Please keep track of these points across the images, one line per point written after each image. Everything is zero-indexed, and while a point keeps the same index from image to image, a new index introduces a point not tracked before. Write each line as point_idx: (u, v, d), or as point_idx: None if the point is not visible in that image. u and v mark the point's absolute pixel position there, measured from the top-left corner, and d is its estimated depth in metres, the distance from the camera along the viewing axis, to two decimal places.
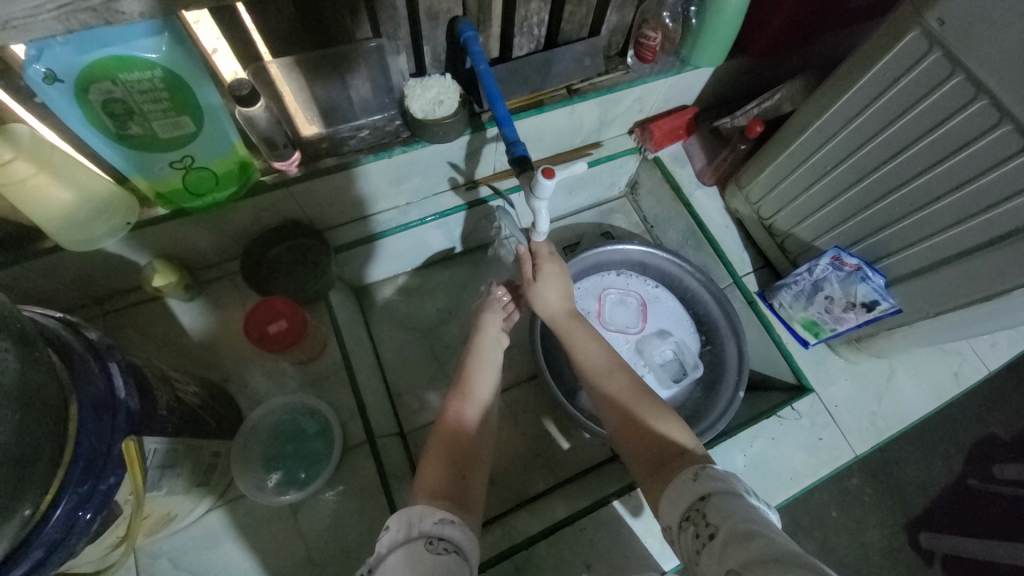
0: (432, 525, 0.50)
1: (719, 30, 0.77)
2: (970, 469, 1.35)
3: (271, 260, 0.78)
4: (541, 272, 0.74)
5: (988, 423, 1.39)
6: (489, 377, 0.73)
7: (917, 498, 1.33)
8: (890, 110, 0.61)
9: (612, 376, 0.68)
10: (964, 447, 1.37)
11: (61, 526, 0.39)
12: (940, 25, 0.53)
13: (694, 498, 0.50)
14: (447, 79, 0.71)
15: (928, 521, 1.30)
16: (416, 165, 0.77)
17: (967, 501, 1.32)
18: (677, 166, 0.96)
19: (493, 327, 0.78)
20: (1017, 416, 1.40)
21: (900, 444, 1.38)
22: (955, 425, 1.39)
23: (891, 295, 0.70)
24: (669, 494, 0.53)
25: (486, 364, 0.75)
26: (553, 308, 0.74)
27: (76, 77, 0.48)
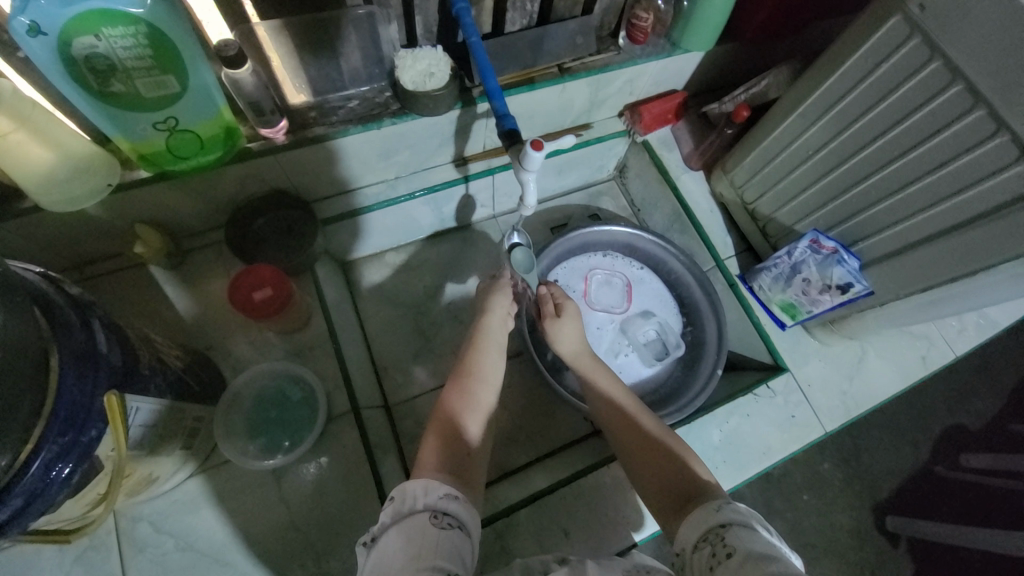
0: (437, 499, 0.51)
1: (710, 13, 0.78)
2: (937, 457, 1.41)
3: (256, 230, 0.77)
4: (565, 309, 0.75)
5: (955, 414, 1.45)
6: (490, 355, 0.73)
7: (885, 483, 1.38)
8: (869, 97, 0.63)
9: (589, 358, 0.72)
10: (933, 436, 1.43)
11: (39, 477, 0.39)
12: (921, 10, 0.54)
13: (714, 523, 0.52)
14: (439, 51, 0.71)
15: (896, 506, 1.36)
16: (406, 138, 0.77)
17: (933, 488, 1.38)
18: (665, 149, 0.97)
19: (496, 318, 0.75)
20: (982, 408, 1.46)
21: (872, 432, 1.43)
22: (925, 414, 1.45)
23: (865, 277, 0.72)
24: (690, 523, 0.54)
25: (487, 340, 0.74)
26: (570, 348, 0.75)
27: (59, 30, 0.47)
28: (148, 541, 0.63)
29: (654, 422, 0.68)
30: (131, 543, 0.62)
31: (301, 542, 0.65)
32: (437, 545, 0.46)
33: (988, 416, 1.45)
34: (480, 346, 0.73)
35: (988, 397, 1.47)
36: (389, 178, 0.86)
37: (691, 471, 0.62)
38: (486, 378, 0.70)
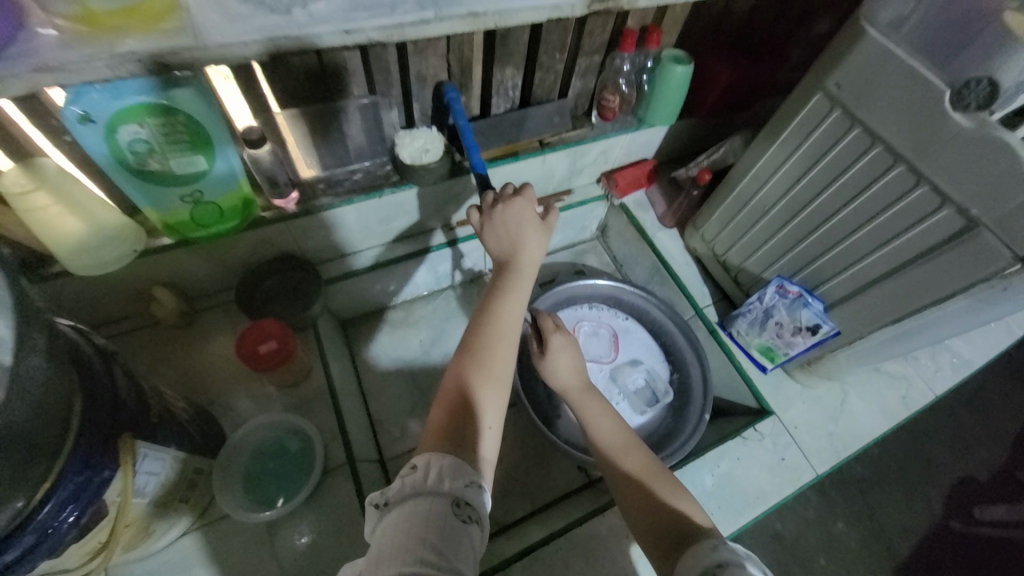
0: (462, 486, 0.48)
1: (667, 93, 0.90)
2: (951, 511, 1.37)
3: (262, 290, 0.82)
4: (551, 346, 0.76)
5: (963, 465, 1.43)
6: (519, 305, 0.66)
7: (903, 542, 1.33)
8: (809, 157, 0.72)
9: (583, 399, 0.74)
10: (944, 489, 1.40)
11: (48, 518, 0.42)
12: (838, 88, 0.65)
13: (711, 564, 0.53)
14: (434, 131, 0.82)
15: (917, 567, 1.30)
16: (404, 206, 0.86)
17: (952, 545, 1.33)
18: (640, 210, 1.07)
19: (521, 283, 0.67)
20: (989, 457, 1.44)
21: (881, 487, 1.40)
22: (933, 465, 1.42)
23: (829, 317, 0.78)
24: (687, 555, 0.56)
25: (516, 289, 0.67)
26: (564, 381, 0.75)
27: (107, 119, 0.56)
28: None
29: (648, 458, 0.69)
30: None
31: None
32: (452, 541, 0.44)
33: (996, 465, 1.43)
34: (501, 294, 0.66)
35: (992, 445, 1.46)
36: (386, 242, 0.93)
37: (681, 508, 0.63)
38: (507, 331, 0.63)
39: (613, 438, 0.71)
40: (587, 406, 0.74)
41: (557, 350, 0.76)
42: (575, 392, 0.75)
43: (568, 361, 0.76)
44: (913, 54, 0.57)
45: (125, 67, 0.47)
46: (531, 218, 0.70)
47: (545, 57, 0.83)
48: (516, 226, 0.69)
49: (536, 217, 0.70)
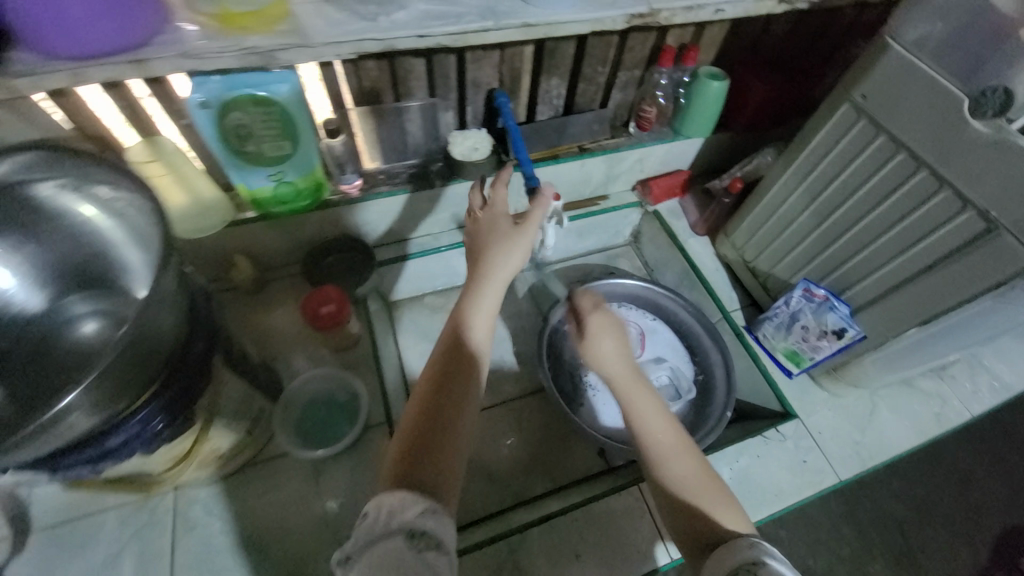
0: (415, 515, 0.47)
1: (703, 106, 0.96)
2: (998, 559, 1.28)
3: (323, 267, 0.92)
4: (590, 332, 0.73)
5: (1016, 513, 1.34)
6: (487, 310, 0.64)
7: None
8: (835, 165, 0.76)
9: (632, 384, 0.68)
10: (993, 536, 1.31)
11: (142, 420, 0.51)
12: (863, 99, 0.69)
13: (744, 560, 0.51)
14: (482, 132, 0.91)
15: None
16: (453, 199, 0.95)
17: None
18: (673, 218, 1.12)
19: (489, 290, 0.65)
20: None
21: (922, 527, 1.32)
22: (981, 510, 1.34)
23: (856, 321, 0.79)
24: (718, 553, 0.54)
25: (489, 291, 0.65)
26: (609, 365, 0.70)
27: (220, 105, 0.67)
28: (200, 522, 0.70)
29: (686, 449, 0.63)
30: (185, 522, 0.70)
31: (331, 537, 0.71)
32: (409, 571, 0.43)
33: None
34: (465, 302, 0.64)
35: None
36: (435, 232, 1.03)
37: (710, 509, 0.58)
38: (474, 341, 0.62)
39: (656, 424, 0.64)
40: (632, 392, 0.67)
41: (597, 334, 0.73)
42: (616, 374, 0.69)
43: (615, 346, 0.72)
44: (935, 66, 0.61)
45: (248, 58, 0.57)
46: (501, 227, 0.69)
47: (588, 69, 0.91)
48: (489, 237, 0.68)
49: (506, 223, 0.69)
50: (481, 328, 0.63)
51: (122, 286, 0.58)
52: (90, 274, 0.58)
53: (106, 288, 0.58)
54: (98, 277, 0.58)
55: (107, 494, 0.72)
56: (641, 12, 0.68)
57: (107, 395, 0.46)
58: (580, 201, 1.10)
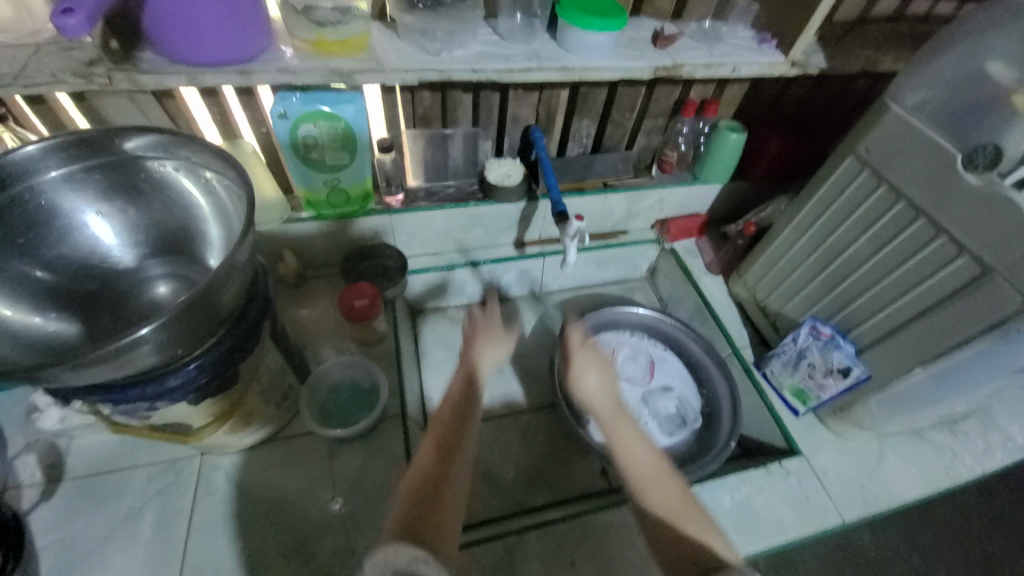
0: (408, 562, 0.46)
1: (722, 153, 1.04)
2: None
3: (360, 268, 0.99)
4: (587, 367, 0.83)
5: None
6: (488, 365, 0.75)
7: None
8: (839, 211, 0.82)
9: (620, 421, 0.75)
10: None
11: (195, 369, 0.58)
12: (866, 151, 0.75)
13: None
14: (516, 162, 1.01)
15: None
16: (482, 218, 1.04)
17: None
18: (689, 257, 1.17)
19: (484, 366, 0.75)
20: None
21: None
22: None
23: (860, 361, 0.82)
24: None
25: (491, 351, 0.76)
26: (597, 397, 0.80)
27: (296, 116, 0.78)
28: (219, 487, 0.75)
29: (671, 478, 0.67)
30: (206, 485, 0.75)
31: (339, 516, 0.74)
32: None
33: None
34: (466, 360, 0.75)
35: None
36: (464, 249, 1.11)
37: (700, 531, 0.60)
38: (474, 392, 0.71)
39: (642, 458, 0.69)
40: (618, 432, 0.73)
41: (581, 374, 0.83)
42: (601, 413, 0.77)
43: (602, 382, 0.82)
44: (928, 125, 0.68)
45: (330, 76, 0.68)
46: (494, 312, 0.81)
47: (616, 114, 1.01)
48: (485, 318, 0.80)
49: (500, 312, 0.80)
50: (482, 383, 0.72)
51: (198, 256, 0.70)
52: (174, 243, 0.70)
53: (183, 256, 0.70)
54: (179, 245, 0.70)
55: (138, 452, 0.77)
56: (665, 65, 0.78)
57: (176, 339, 0.53)
58: (601, 233, 1.17)
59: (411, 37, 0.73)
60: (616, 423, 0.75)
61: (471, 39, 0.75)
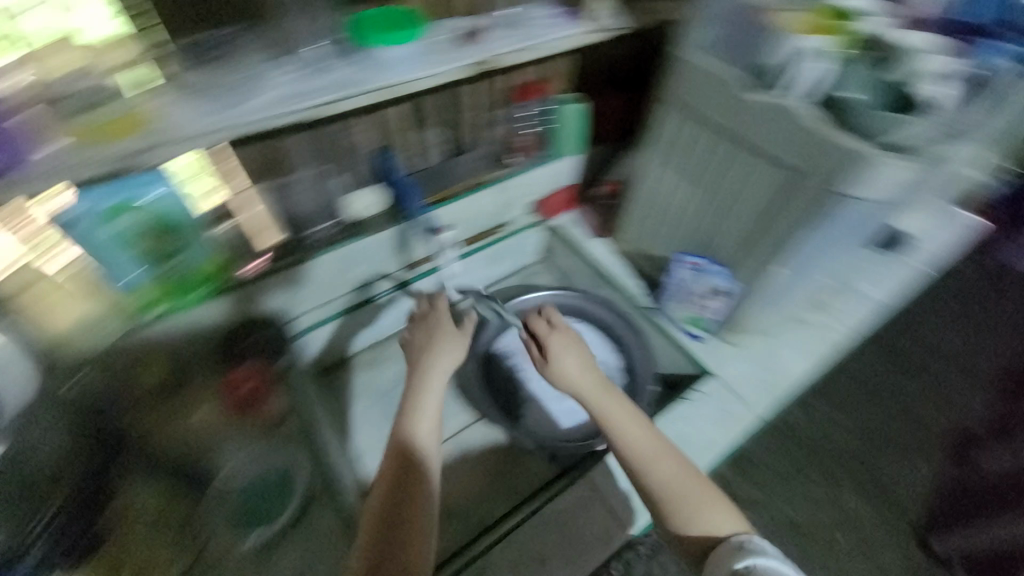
0: None
1: (573, 126, 1.10)
2: (953, 466, 1.46)
3: (239, 351, 0.91)
4: (550, 349, 0.86)
5: (961, 422, 1.53)
6: (432, 392, 0.80)
7: (912, 504, 1.42)
8: (674, 154, 0.88)
9: (606, 398, 0.79)
10: (942, 446, 1.49)
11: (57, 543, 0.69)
12: (675, 94, 0.82)
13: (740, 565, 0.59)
14: (379, 189, 0.98)
15: (933, 526, 1.38)
16: (359, 254, 0.99)
17: (952, 493, 1.42)
18: (573, 227, 1.22)
19: (439, 375, 0.83)
20: (971, 405, 1.56)
21: (884, 456, 1.48)
22: (928, 427, 1.52)
23: (733, 276, 0.91)
24: (712, 563, 0.62)
25: (427, 377, 0.82)
26: (574, 380, 0.82)
27: (108, 211, 0.66)
28: None
29: (663, 443, 0.74)
30: None
31: None
32: None
33: (981, 412, 1.54)
34: (415, 392, 0.80)
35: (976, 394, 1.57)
36: (351, 290, 1.05)
37: (699, 498, 0.68)
38: (428, 416, 0.77)
39: (637, 425, 0.75)
40: (604, 408, 0.78)
41: (562, 346, 0.86)
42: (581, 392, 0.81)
43: (574, 359, 0.84)
44: (715, 57, 0.75)
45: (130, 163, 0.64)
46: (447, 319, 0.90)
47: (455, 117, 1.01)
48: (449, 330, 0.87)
49: (449, 321, 0.90)
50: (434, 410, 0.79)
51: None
52: None
53: None
54: None
55: None
56: (478, 61, 0.78)
57: None
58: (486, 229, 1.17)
59: (195, 98, 0.67)
60: (602, 412, 0.77)
61: (268, 85, 0.70)
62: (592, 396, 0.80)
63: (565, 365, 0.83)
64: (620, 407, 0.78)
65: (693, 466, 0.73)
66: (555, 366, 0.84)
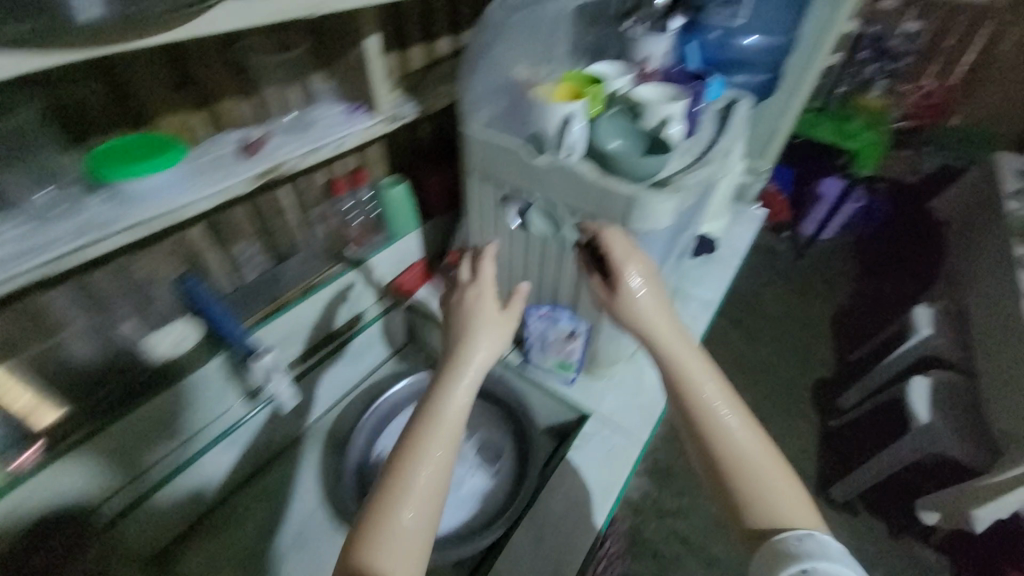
0: None
1: (400, 206, 1.09)
2: (824, 414, 1.91)
3: (46, 546, 0.72)
4: (627, 280, 0.72)
5: (815, 371, 2.04)
6: (466, 382, 0.66)
7: (803, 454, 1.82)
8: (493, 218, 0.92)
9: (665, 345, 0.68)
10: (811, 390, 1.98)
11: None
12: (472, 168, 0.87)
13: (794, 566, 0.54)
14: (186, 321, 0.87)
15: (831, 477, 1.75)
16: (180, 401, 0.85)
17: (837, 440, 1.84)
18: (429, 300, 1.15)
19: (464, 376, 0.67)
20: (824, 355, 2.11)
21: (774, 425, 1.89)
22: (792, 389, 1.99)
23: (578, 317, 0.93)
24: (760, 563, 0.57)
25: (471, 357, 0.68)
26: (638, 314, 0.71)
27: None
28: None
29: (737, 405, 0.65)
30: None
31: None
32: None
33: (831, 362, 2.08)
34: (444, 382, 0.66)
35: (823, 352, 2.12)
36: (180, 442, 0.90)
37: (769, 473, 0.61)
38: (448, 420, 0.63)
39: (706, 390, 0.65)
40: (679, 360, 0.67)
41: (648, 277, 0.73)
42: (663, 343, 0.68)
43: (652, 283, 0.73)
44: (497, 132, 0.80)
45: None
46: (484, 304, 0.74)
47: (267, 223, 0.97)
48: (475, 316, 0.72)
49: (490, 305, 0.74)
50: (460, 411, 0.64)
51: None
52: None
53: None
54: None
55: None
56: (263, 171, 0.73)
57: None
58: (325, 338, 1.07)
59: None
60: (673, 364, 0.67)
61: None
62: (673, 344, 0.68)
63: (651, 317, 0.70)
64: (688, 359, 0.67)
65: (756, 432, 0.64)
66: (633, 306, 0.71)
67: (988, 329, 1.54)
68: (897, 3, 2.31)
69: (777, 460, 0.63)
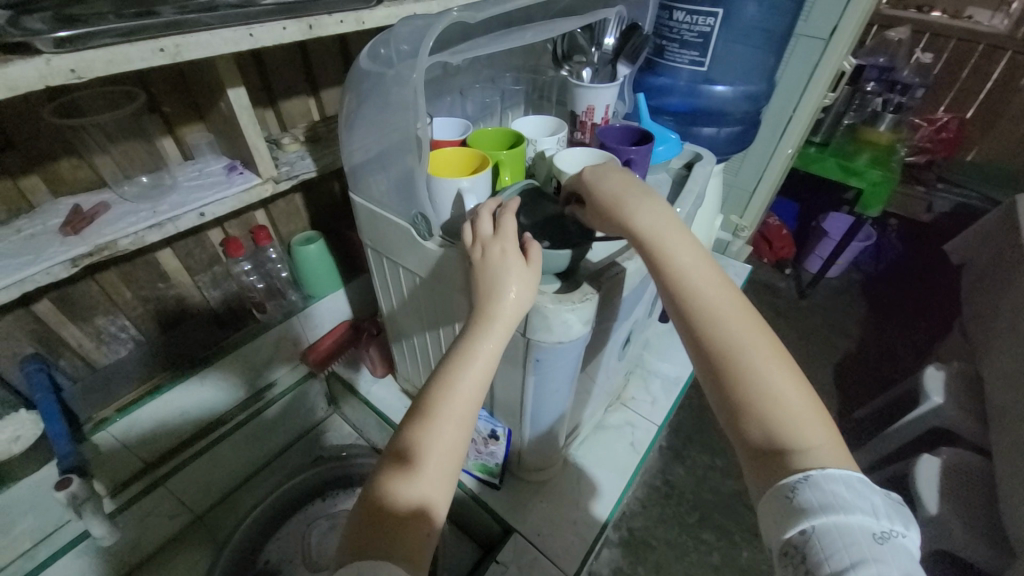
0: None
1: (314, 267, 0.96)
2: None
3: None
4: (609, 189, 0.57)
5: None
6: (511, 315, 0.51)
7: None
8: (399, 297, 0.78)
9: (673, 251, 0.54)
10: None
11: None
12: (370, 242, 0.73)
13: (791, 524, 0.42)
14: (25, 412, 0.72)
15: None
16: (19, 506, 0.73)
17: None
18: (351, 370, 1.04)
19: (507, 309, 0.51)
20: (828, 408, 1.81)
21: None
22: None
23: (497, 419, 0.78)
24: (761, 516, 0.45)
25: (505, 290, 0.51)
26: (633, 226, 0.55)
27: None
28: None
29: (741, 307, 0.52)
30: None
31: None
32: None
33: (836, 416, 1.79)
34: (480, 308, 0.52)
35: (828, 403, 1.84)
36: (26, 550, 0.77)
37: (780, 391, 0.48)
38: (485, 358, 0.50)
39: (705, 293, 0.53)
40: (681, 273, 0.53)
41: (596, 179, 0.58)
42: (661, 250, 0.54)
43: (639, 192, 0.57)
44: (386, 206, 0.66)
45: None
46: (512, 261, 0.52)
47: (144, 289, 0.83)
48: (495, 265, 0.51)
49: (517, 253, 0.52)
50: (501, 345, 0.51)
51: None
52: None
53: None
54: None
55: None
56: (86, 252, 0.59)
57: None
58: (207, 426, 0.94)
59: None
60: (673, 278, 0.53)
61: None
62: (680, 251, 0.54)
63: (636, 211, 0.55)
64: (693, 272, 0.53)
65: (772, 347, 0.50)
66: (627, 212, 0.55)
67: (1000, 383, 1.30)
68: (907, 32, 2.15)
69: (792, 376, 0.50)
